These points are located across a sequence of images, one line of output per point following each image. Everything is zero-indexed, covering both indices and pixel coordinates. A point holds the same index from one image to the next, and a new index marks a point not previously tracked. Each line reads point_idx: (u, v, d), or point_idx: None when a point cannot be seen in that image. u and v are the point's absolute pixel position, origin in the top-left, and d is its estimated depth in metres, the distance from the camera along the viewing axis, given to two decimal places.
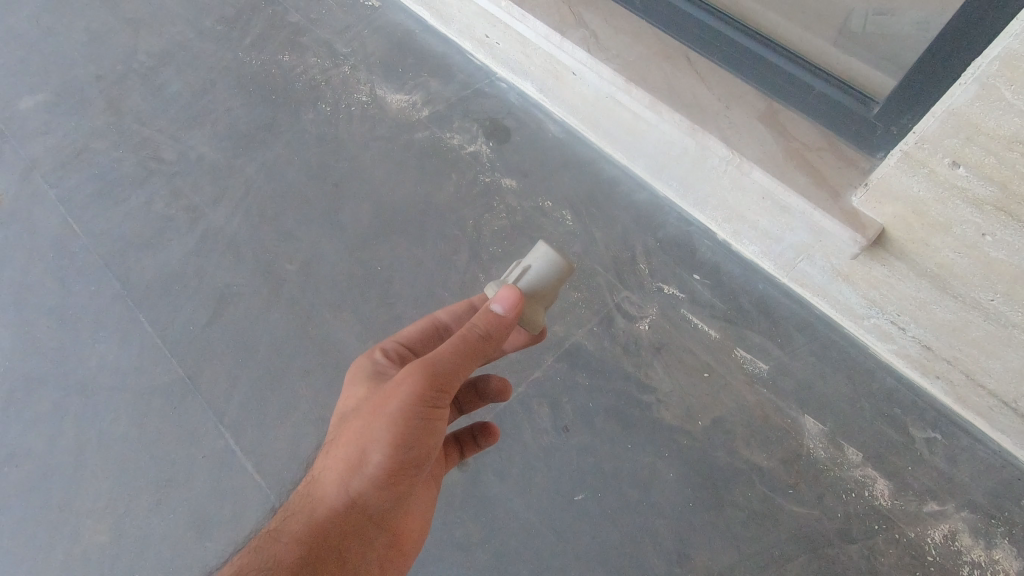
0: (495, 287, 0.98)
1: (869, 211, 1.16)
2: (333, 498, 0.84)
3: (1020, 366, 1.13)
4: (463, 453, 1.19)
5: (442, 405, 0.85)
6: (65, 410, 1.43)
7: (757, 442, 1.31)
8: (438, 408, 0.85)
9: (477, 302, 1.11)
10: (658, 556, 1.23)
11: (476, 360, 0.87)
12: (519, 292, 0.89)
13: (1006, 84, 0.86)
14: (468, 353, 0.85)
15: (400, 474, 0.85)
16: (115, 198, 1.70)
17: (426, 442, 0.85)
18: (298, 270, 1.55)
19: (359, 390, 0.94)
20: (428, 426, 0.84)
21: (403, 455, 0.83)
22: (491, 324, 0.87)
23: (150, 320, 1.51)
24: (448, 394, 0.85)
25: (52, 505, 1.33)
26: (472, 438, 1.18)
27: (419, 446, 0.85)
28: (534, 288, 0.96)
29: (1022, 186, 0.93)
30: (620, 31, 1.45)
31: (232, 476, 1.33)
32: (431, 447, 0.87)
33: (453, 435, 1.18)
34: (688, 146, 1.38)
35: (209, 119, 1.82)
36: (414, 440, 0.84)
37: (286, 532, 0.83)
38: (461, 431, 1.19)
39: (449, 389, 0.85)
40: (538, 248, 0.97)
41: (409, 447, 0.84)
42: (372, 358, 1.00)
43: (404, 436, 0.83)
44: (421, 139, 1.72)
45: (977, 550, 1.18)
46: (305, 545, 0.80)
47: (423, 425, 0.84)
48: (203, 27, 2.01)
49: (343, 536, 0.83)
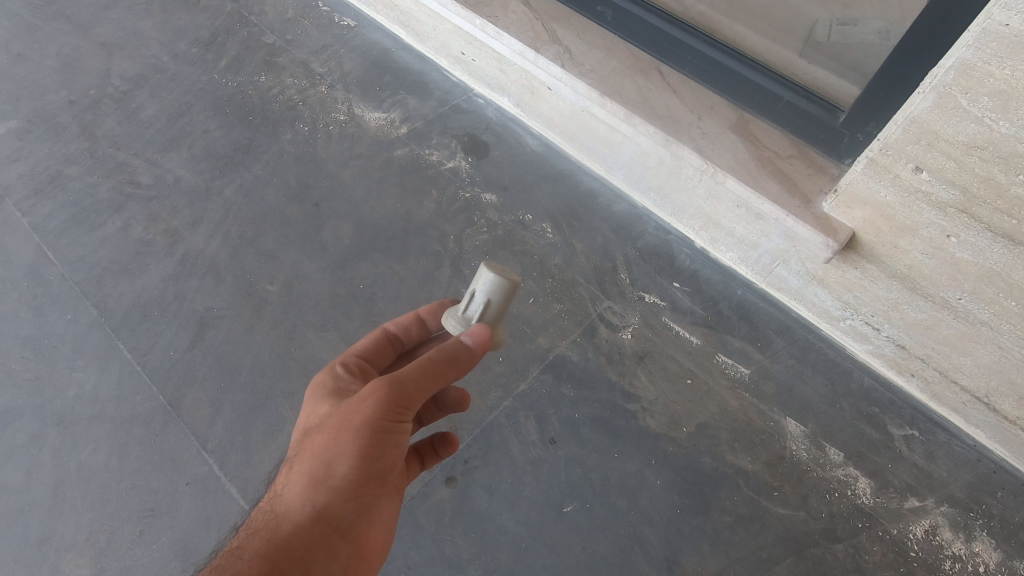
0: (458, 324, 0.97)
1: (840, 216, 1.20)
2: (298, 513, 0.82)
3: (991, 362, 1.17)
4: (424, 465, 1.14)
5: (406, 420, 0.87)
6: (43, 442, 1.39)
7: (741, 446, 1.33)
8: (404, 420, 0.86)
9: (424, 313, 1.11)
10: (649, 564, 1.24)
11: (441, 376, 0.89)
12: (488, 329, 0.93)
13: (962, 93, 0.90)
14: (432, 371, 0.88)
15: (367, 487, 0.85)
16: (90, 224, 1.67)
17: (393, 455, 0.86)
18: (280, 290, 1.54)
19: (320, 406, 0.93)
20: (394, 437, 0.85)
21: (370, 467, 0.84)
22: (457, 358, 0.90)
23: (128, 347, 1.49)
24: (413, 408, 0.87)
25: (30, 540, 1.29)
26: (432, 448, 1.13)
27: (385, 458, 0.85)
28: (495, 312, 0.96)
29: (982, 189, 0.97)
30: (593, 47, 1.48)
31: (218, 501, 1.30)
32: (396, 458, 0.88)
33: (414, 447, 1.13)
34: (663, 157, 1.41)
35: (186, 142, 1.81)
36: (380, 451, 0.84)
37: (248, 551, 0.80)
38: (421, 442, 1.14)
39: (414, 403, 0.87)
40: (480, 273, 0.94)
41: (376, 460, 0.84)
42: (334, 372, 1.00)
43: (370, 448, 0.84)
44: (400, 156, 1.72)
45: (957, 543, 1.21)
46: (270, 561, 0.78)
47: (388, 438, 0.85)
48: (178, 50, 2.00)
49: (308, 550, 0.81)
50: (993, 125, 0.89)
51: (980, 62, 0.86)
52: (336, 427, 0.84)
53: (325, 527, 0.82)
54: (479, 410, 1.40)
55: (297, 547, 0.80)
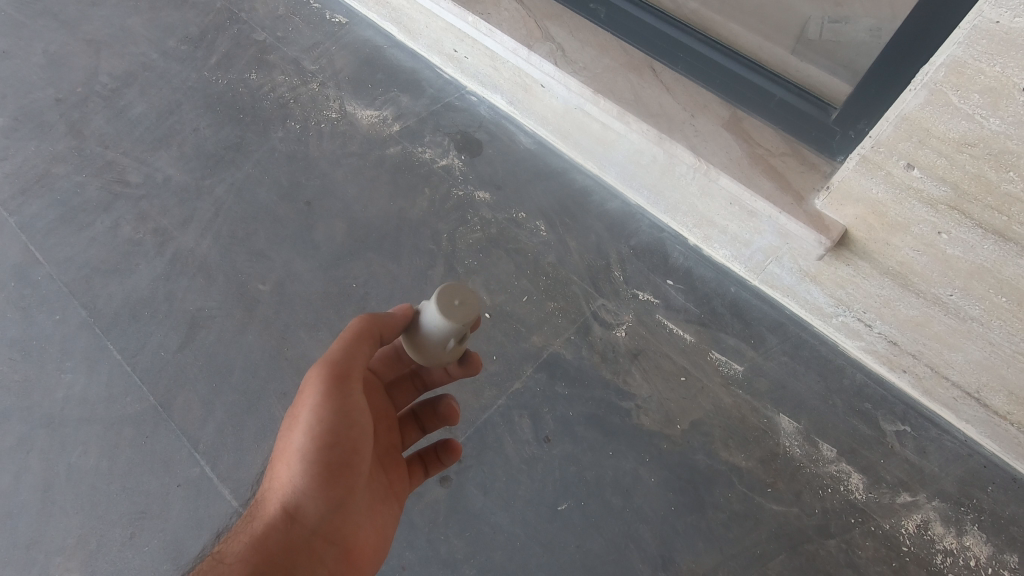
0: None
1: (832, 213, 1.20)
2: (272, 517, 0.83)
3: (981, 358, 1.18)
4: (428, 474, 1.12)
5: (354, 400, 0.87)
6: (31, 444, 1.38)
7: (735, 443, 1.33)
8: (352, 400, 0.87)
9: None
10: (643, 561, 1.24)
11: (368, 343, 0.93)
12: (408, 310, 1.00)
13: (952, 90, 0.90)
14: (356, 343, 0.91)
15: (334, 477, 0.84)
16: (78, 224, 1.65)
17: (352, 439, 0.85)
18: (272, 290, 1.53)
19: None
20: (346, 420, 0.85)
21: (331, 455, 0.83)
22: (380, 320, 0.96)
23: (118, 348, 1.48)
24: (354, 384, 0.89)
25: (18, 544, 1.28)
26: (435, 456, 1.11)
27: (344, 443, 0.85)
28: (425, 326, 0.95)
29: (973, 186, 0.97)
30: (586, 45, 1.48)
31: (210, 503, 1.29)
32: (361, 445, 0.87)
33: (417, 454, 1.12)
34: (657, 156, 1.41)
35: (176, 140, 1.79)
36: (336, 437, 0.84)
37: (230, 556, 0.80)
38: (424, 450, 1.12)
39: (352, 378, 0.89)
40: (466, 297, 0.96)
41: (334, 446, 0.84)
42: None
43: (325, 435, 0.83)
44: (392, 155, 1.71)
45: (949, 538, 1.22)
46: (251, 566, 0.78)
47: (340, 421, 0.85)
48: (167, 47, 1.98)
49: (289, 552, 0.81)
50: (984, 122, 0.90)
51: (971, 59, 0.86)
52: (289, 426, 0.86)
53: (300, 526, 0.82)
54: (473, 409, 1.39)
55: (275, 550, 0.80)
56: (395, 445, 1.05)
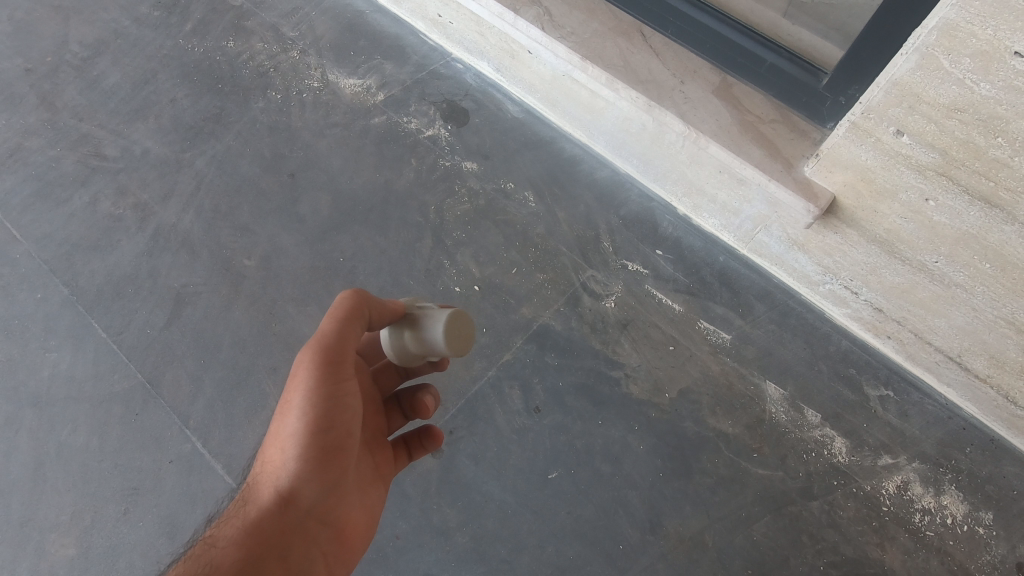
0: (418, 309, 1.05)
1: (821, 180, 1.19)
2: (264, 501, 0.81)
3: (963, 323, 1.19)
4: (411, 457, 1.11)
5: (347, 383, 0.85)
6: (19, 423, 1.37)
7: (723, 409, 1.35)
8: (345, 384, 0.85)
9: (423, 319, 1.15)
10: (632, 526, 1.27)
11: (359, 322, 0.90)
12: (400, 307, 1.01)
13: (944, 54, 0.89)
14: (347, 321, 0.88)
15: (328, 463, 0.83)
16: (56, 199, 1.62)
17: (345, 424, 0.84)
18: (258, 265, 1.51)
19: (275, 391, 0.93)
20: (340, 404, 0.84)
21: (324, 441, 0.82)
22: (371, 300, 0.94)
23: (103, 326, 1.46)
24: (347, 367, 0.86)
25: (11, 522, 1.28)
26: (419, 440, 1.10)
27: (337, 429, 0.83)
28: (420, 335, 0.99)
29: (962, 153, 0.96)
30: (575, 8, 1.44)
31: (203, 477, 1.29)
32: (352, 430, 0.85)
33: (401, 438, 1.10)
34: (646, 123, 1.39)
35: (153, 111, 1.74)
36: (331, 423, 0.82)
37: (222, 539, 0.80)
38: (408, 434, 1.11)
39: (345, 362, 0.86)
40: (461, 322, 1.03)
41: (328, 433, 0.82)
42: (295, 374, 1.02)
43: (319, 422, 0.81)
44: (378, 125, 1.68)
45: (928, 497, 1.26)
46: (244, 554, 0.77)
47: (333, 406, 0.83)
48: (139, 13, 1.91)
49: (282, 536, 0.81)
50: (974, 87, 0.89)
51: (964, 21, 0.84)
52: (281, 409, 0.84)
53: (291, 510, 0.81)
54: (464, 381, 1.40)
55: (268, 535, 0.80)
56: (380, 430, 1.05)
